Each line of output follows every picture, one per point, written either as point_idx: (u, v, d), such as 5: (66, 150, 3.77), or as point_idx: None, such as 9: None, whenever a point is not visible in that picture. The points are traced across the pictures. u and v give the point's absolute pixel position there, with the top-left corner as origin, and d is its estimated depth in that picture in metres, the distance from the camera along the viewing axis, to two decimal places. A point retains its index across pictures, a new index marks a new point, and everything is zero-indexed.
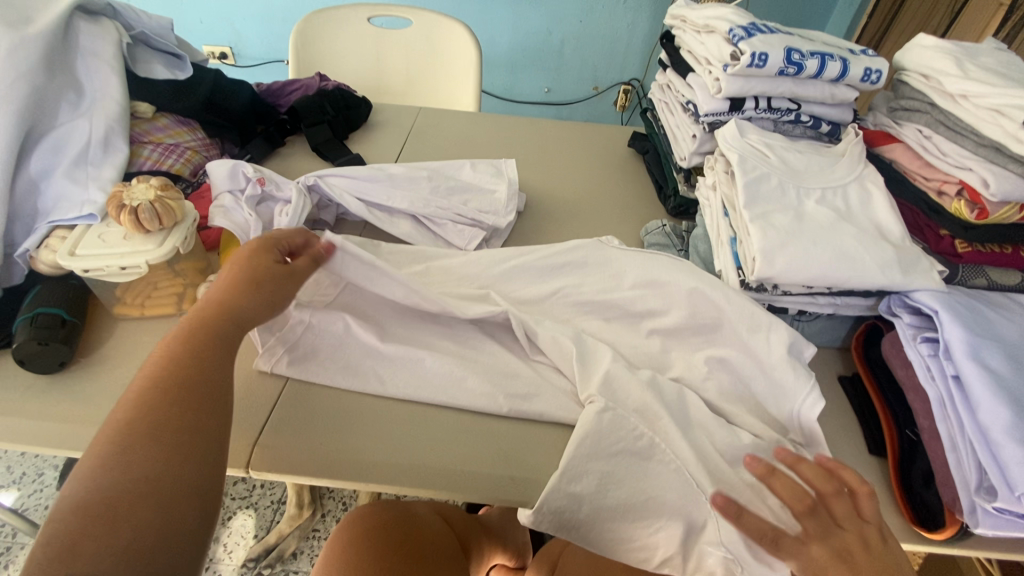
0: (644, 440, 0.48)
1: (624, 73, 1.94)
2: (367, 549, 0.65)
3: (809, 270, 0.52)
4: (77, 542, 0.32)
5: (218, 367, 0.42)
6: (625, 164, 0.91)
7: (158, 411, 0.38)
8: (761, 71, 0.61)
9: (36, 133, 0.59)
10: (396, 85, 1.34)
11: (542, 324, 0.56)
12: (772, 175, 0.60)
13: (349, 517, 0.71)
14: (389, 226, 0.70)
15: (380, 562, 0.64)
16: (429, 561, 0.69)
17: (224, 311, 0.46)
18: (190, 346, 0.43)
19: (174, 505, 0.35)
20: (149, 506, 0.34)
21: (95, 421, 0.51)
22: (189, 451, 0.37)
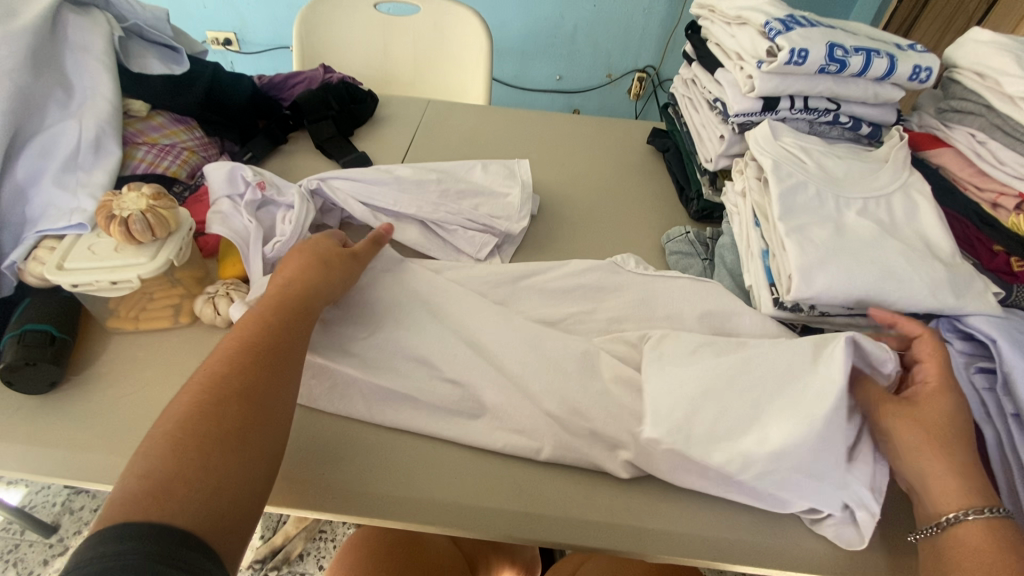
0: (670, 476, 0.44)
1: (639, 60, 1.87)
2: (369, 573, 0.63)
3: (851, 291, 0.48)
4: (167, 474, 0.34)
5: (297, 342, 0.46)
6: (645, 162, 0.86)
7: (242, 380, 0.41)
8: (800, 69, 0.56)
9: (23, 136, 0.56)
10: (404, 75, 1.29)
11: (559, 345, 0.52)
12: (809, 183, 0.55)
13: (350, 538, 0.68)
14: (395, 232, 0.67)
15: None
16: None
17: (296, 288, 0.49)
18: (270, 318, 0.46)
19: (249, 459, 0.38)
20: (232, 462, 0.36)
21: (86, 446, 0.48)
22: (266, 413, 0.40)
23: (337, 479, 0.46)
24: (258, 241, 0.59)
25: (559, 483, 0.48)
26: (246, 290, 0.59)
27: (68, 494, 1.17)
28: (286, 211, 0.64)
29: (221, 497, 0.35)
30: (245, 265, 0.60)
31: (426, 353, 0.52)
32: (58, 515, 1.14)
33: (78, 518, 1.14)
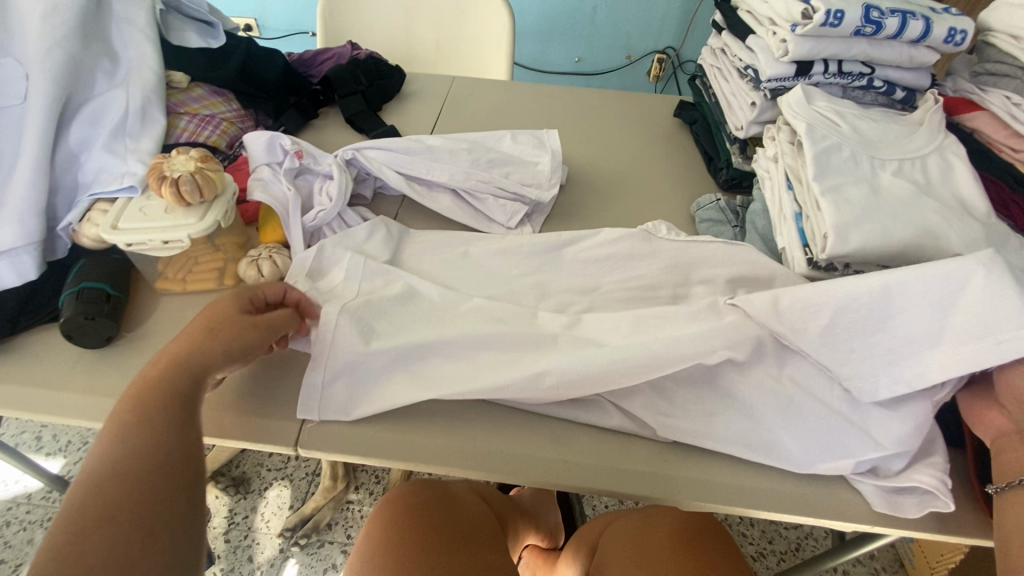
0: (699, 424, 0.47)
1: (659, 42, 1.86)
2: (410, 528, 0.64)
3: (887, 248, 0.49)
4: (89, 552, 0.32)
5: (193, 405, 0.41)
6: (671, 135, 0.87)
7: (152, 443, 0.38)
8: (835, 31, 0.56)
9: (74, 103, 0.58)
10: (426, 56, 1.30)
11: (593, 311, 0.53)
12: (843, 145, 0.56)
13: (377, 509, 0.68)
14: (429, 200, 0.68)
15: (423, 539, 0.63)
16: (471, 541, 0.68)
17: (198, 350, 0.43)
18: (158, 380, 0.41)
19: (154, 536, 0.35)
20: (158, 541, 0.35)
21: None
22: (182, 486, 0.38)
23: (378, 426, 0.48)
24: (297, 208, 0.61)
25: (597, 436, 0.49)
26: (288, 254, 0.60)
27: None
28: (323, 179, 0.66)
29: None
30: (285, 230, 0.61)
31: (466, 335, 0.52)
32: None
33: None
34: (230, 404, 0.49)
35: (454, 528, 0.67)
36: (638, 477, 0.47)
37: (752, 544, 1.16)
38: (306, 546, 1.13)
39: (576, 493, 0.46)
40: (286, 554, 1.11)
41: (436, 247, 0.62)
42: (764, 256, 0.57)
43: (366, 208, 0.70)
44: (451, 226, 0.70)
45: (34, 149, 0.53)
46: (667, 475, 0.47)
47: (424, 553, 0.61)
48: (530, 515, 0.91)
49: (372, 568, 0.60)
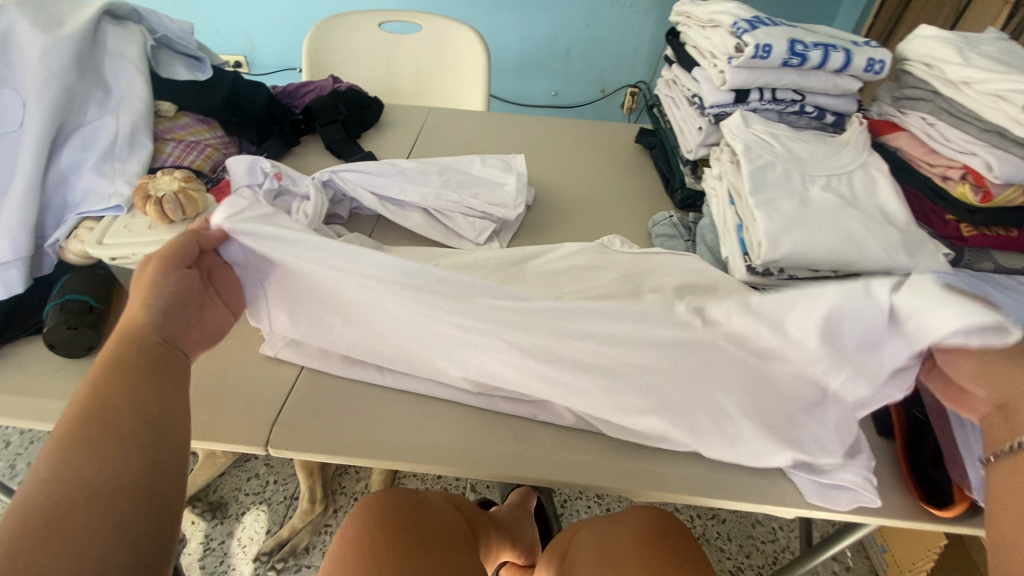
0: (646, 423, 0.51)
1: (631, 77, 1.97)
2: (384, 530, 0.65)
3: (814, 253, 0.54)
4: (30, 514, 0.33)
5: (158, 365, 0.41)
6: (633, 159, 0.93)
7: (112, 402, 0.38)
8: (765, 62, 0.63)
9: (66, 130, 0.62)
10: (408, 89, 1.37)
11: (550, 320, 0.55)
12: (777, 163, 0.61)
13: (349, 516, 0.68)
14: (402, 219, 0.73)
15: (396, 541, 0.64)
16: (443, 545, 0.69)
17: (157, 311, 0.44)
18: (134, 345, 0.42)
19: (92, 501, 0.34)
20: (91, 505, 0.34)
21: None
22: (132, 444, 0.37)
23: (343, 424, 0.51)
24: None
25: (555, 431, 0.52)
26: None
27: None
28: (302, 201, 0.70)
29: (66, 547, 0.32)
30: None
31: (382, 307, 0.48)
32: None
33: None
34: (208, 408, 0.52)
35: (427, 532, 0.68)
36: (593, 468, 0.50)
37: (729, 559, 1.17)
38: (283, 571, 1.11)
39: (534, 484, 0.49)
40: None
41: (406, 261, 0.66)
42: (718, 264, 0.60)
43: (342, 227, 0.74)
44: (423, 243, 0.74)
45: (26, 171, 0.57)
46: (620, 465, 0.50)
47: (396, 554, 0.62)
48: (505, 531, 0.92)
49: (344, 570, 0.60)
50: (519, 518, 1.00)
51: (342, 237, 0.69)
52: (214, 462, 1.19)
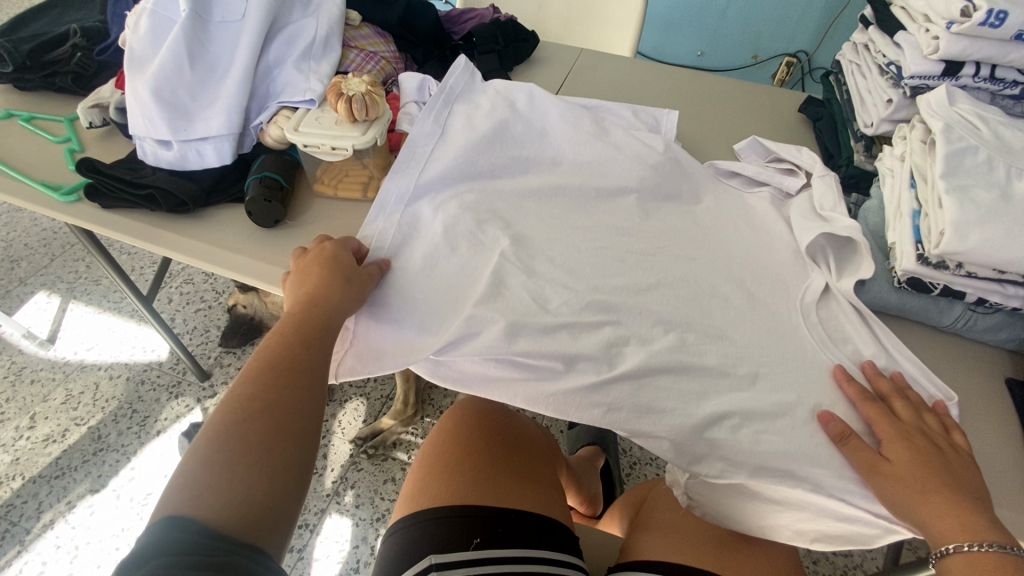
0: (888, 536, 0.48)
1: (792, 44, 1.79)
2: (479, 462, 0.63)
3: (1005, 252, 0.49)
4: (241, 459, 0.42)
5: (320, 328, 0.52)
6: (794, 129, 0.87)
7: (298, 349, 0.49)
8: (994, 32, 0.55)
9: (277, 26, 0.69)
10: (554, 27, 1.35)
11: (730, 465, 0.50)
12: (981, 148, 0.55)
13: (438, 423, 0.72)
14: (524, 134, 0.72)
15: (488, 469, 0.63)
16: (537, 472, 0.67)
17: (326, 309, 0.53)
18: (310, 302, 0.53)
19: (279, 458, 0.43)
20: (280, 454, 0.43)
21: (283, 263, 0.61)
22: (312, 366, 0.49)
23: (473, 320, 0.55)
24: (416, 144, 0.68)
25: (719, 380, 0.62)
26: (398, 177, 0.66)
27: (220, 352, 1.42)
28: (468, 96, 0.74)
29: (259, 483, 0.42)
30: (403, 159, 0.67)
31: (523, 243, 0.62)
32: (212, 366, 1.40)
33: (225, 372, 1.39)
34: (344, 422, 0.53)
35: (517, 457, 0.66)
36: (699, 422, 0.51)
37: None
38: (373, 457, 1.24)
39: (630, 433, 0.52)
40: (355, 460, 1.24)
41: (537, 191, 0.67)
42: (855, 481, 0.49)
43: (461, 125, 0.70)
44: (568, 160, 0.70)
45: (242, 59, 0.65)
46: (725, 426, 0.51)
47: (492, 484, 0.61)
48: (573, 478, 0.97)
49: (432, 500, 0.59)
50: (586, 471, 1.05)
51: (465, 146, 0.68)
52: None
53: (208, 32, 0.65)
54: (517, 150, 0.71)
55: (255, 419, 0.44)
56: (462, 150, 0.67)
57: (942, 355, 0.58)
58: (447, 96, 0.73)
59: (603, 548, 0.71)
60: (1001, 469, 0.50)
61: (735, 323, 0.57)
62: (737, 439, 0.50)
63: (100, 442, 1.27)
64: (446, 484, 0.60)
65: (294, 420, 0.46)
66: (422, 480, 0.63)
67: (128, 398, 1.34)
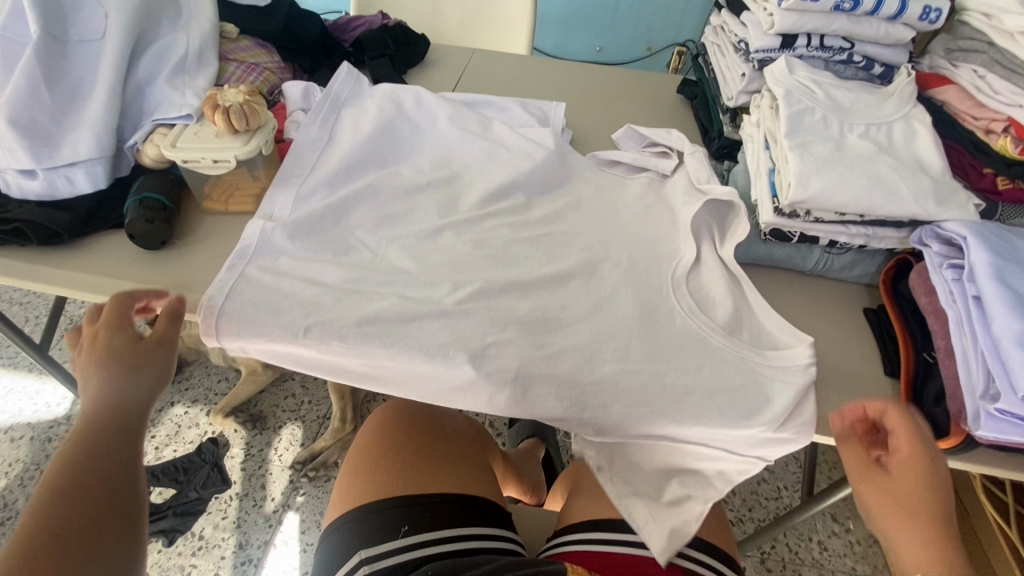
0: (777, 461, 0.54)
1: (680, 34, 1.92)
2: (408, 459, 0.65)
3: (841, 195, 0.55)
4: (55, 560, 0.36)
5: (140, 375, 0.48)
6: (675, 109, 0.94)
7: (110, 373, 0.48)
8: (816, 6, 0.62)
9: (144, 43, 0.67)
10: (451, 31, 1.37)
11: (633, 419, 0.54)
12: (816, 109, 0.61)
13: (370, 421, 0.72)
14: (415, 135, 0.73)
15: (417, 465, 0.64)
16: (465, 459, 0.69)
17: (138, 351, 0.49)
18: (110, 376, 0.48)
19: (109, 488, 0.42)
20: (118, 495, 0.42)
21: (176, 285, 0.59)
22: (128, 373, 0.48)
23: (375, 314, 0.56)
24: (302, 148, 0.68)
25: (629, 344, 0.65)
26: (285, 185, 0.65)
27: None
28: (354, 103, 0.74)
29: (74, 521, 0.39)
30: (288, 164, 0.67)
31: (424, 237, 0.63)
32: None
33: None
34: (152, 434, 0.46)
35: (446, 450, 0.68)
36: (602, 383, 0.54)
37: (731, 510, 1.21)
38: (314, 479, 1.21)
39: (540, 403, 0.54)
40: (296, 486, 1.20)
41: (432, 187, 0.69)
42: (742, 417, 0.53)
43: (348, 130, 0.71)
44: (464, 153, 0.73)
45: (108, 78, 0.62)
46: (624, 384, 0.54)
47: (419, 477, 0.63)
48: (513, 467, 0.99)
49: (360, 503, 0.60)
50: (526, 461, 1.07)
51: (352, 150, 0.68)
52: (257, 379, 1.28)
53: (65, 53, 0.62)
54: (407, 150, 0.72)
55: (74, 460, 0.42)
56: (350, 155, 0.68)
57: (810, 296, 0.64)
58: (333, 102, 0.73)
59: (539, 523, 0.74)
60: (865, 388, 0.56)
61: (627, 288, 0.61)
62: (635, 395, 0.54)
63: (5, 511, 1.16)
64: (374, 486, 0.62)
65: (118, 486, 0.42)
66: (352, 483, 0.63)
67: (34, 460, 1.23)
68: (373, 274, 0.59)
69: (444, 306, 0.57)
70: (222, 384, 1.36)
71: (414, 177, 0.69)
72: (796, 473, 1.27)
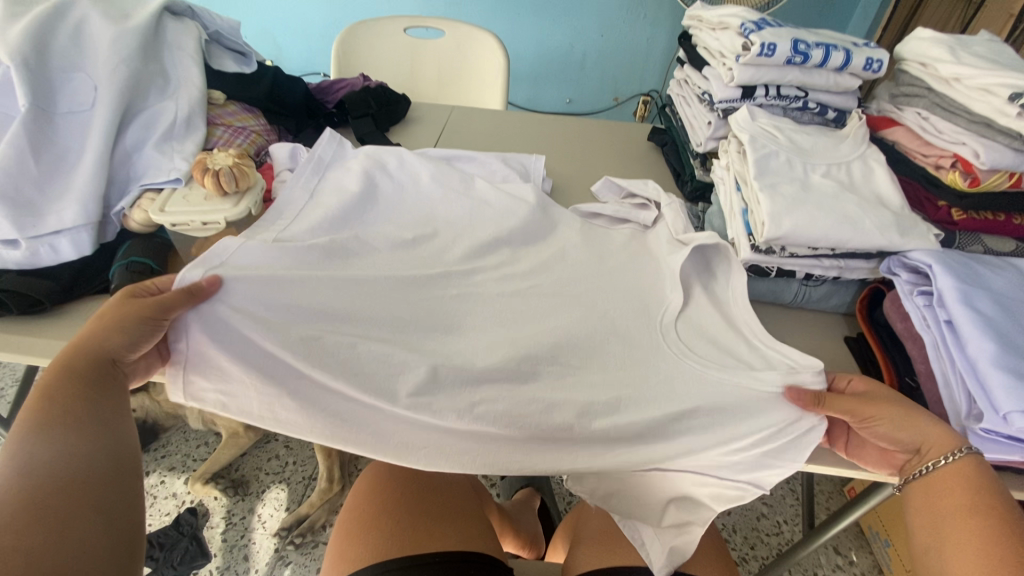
0: None
1: (644, 85, 2.04)
2: (405, 517, 0.63)
3: (812, 231, 0.58)
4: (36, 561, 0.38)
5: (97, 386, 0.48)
6: (647, 156, 0.99)
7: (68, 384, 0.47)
8: (770, 60, 0.68)
9: (132, 111, 0.68)
10: (428, 90, 1.43)
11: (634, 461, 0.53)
12: (780, 152, 0.66)
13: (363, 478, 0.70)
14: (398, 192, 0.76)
15: (414, 522, 0.63)
16: (464, 513, 0.67)
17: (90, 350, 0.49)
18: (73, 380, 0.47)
19: (92, 495, 0.43)
20: (102, 498, 0.44)
21: None
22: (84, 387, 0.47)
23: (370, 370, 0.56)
24: (287, 206, 0.69)
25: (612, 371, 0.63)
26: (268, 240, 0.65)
27: None
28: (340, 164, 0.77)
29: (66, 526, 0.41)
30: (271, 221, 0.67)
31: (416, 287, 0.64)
32: None
33: None
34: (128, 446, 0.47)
35: (443, 505, 0.67)
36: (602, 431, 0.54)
37: (734, 549, 1.19)
38: (301, 546, 1.15)
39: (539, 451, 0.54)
40: (281, 554, 1.14)
41: (420, 239, 0.70)
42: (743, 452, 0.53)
43: (333, 188, 0.73)
44: (450, 204, 0.75)
45: (95, 146, 0.63)
46: (623, 424, 0.55)
47: (417, 535, 0.61)
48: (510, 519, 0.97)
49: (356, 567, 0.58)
50: (523, 511, 1.04)
51: (337, 207, 0.70)
52: (239, 441, 1.23)
53: (53, 124, 0.63)
54: (390, 205, 0.74)
55: (38, 473, 0.42)
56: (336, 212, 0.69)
57: (793, 328, 0.66)
58: (319, 163, 0.75)
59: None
60: None
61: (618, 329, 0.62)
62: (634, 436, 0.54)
63: None
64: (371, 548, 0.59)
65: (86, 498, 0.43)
66: (348, 545, 0.61)
67: None
68: (360, 320, 0.58)
69: (439, 356, 0.57)
70: (201, 450, 1.30)
71: (403, 230, 0.71)
72: (793, 505, 1.27)
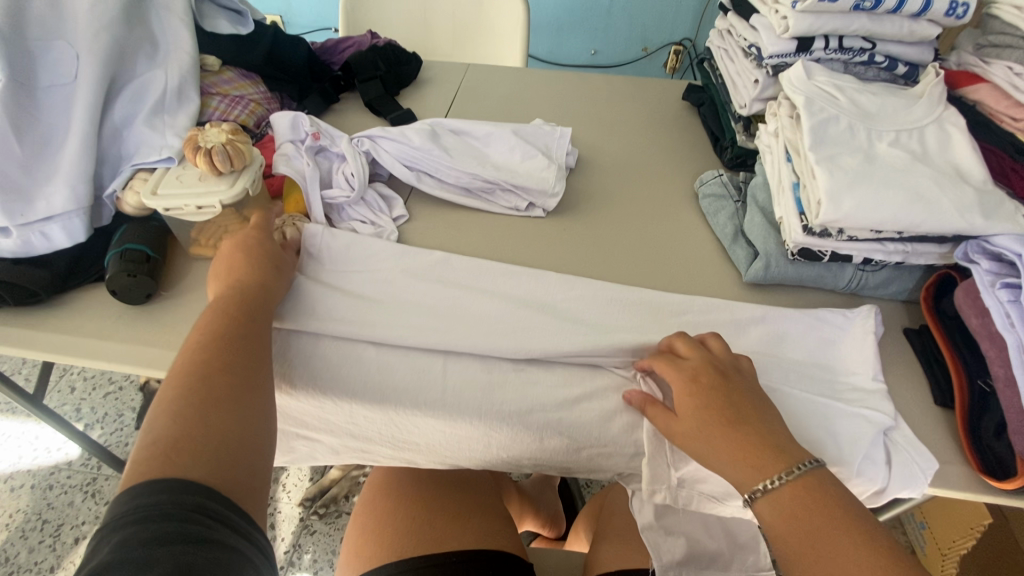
0: None
1: (675, 33, 1.87)
2: (423, 517, 0.60)
3: (876, 212, 0.51)
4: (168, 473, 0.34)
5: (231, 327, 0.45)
6: (681, 117, 0.89)
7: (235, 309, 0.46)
8: (834, 5, 0.58)
9: (120, 82, 0.63)
10: (443, 44, 1.33)
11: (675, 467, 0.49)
12: (841, 117, 0.57)
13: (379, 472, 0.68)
14: (417, 181, 0.70)
15: (430, 522, 0.60)
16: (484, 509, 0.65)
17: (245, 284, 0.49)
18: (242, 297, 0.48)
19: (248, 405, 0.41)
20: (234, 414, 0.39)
21: (164, 343, 0.55)
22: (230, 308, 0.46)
23: (376, 370, 0.53)
24: (314, 184, 0.65)
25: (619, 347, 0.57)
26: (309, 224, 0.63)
27: None
28: (340, 160, 0.69)
29: (197, 440, 0.36)
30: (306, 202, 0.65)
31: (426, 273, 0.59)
32: None
33: None
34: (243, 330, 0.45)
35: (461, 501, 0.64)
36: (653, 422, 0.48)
37: None
38: (325, 516, 1.17)
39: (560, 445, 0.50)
40: (306, 523, 1.16)
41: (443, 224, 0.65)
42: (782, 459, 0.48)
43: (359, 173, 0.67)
44: (466, 183, 0.70)
45: (81, 122, 0.59)
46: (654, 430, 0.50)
47: (435, 535, 0.58)
48: (528, 500, 0.95)
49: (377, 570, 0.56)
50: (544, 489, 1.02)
51: (360, 189, 0.66)
52: None
53: (35, 100, 0.59)
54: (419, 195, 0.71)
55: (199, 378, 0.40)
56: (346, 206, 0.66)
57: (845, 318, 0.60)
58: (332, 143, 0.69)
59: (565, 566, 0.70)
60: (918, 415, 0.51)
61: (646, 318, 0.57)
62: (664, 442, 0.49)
63: (5, 566, 1.10)
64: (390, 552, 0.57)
65: (237, 379, 0.42)
66: (368, 549, 0.59)
67: (36, 508, 1.17)
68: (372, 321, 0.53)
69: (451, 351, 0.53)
70: None
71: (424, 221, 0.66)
72: None
